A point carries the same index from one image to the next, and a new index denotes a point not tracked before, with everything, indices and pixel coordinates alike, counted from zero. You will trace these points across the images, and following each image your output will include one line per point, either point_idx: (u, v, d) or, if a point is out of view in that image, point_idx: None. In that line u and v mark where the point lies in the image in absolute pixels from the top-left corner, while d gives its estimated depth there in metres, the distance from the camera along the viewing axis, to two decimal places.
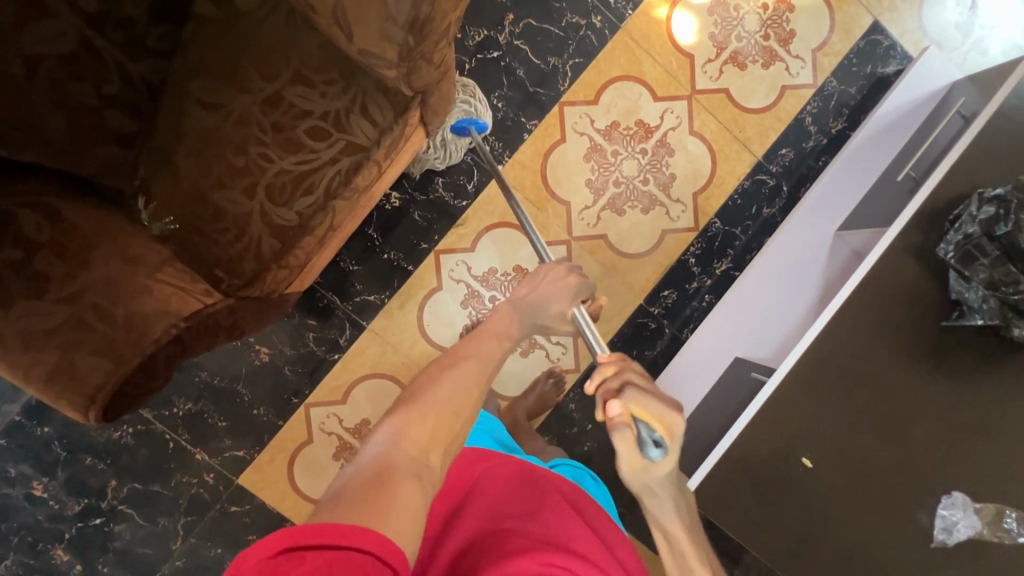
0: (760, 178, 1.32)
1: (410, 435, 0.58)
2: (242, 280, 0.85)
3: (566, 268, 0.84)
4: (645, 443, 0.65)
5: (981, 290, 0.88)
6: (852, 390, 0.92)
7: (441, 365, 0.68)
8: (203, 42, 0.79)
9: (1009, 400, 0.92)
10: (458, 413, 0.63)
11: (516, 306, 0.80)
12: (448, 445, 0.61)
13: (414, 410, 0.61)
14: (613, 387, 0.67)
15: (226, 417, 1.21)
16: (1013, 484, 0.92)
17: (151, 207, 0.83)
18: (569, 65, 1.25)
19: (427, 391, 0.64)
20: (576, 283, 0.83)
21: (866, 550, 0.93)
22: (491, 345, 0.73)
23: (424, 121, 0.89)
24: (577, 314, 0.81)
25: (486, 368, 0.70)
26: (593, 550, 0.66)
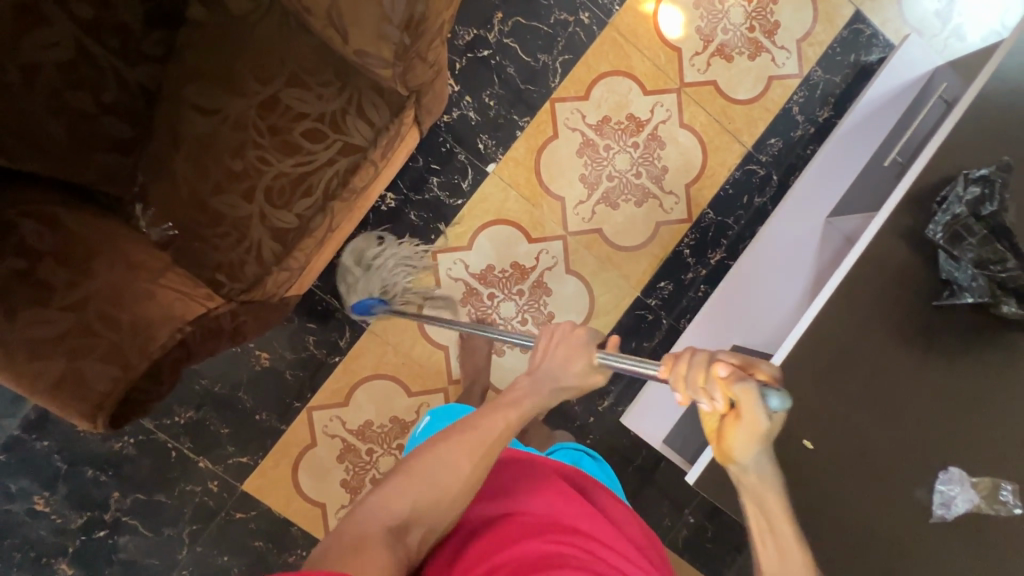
0: (751, 168, 1.34)
1: (387, 510, 0.62)
2: (243, 285, 0.85)
3: (572, 322, 0.75)
4: (768, 401, 0.52)
5: (970, 269, 0.90)
6: (849, 372, 0.94)
7: (439, 438, 0.69)
8: (198, 48, 0.80)
9: (998, 375, 0.95)
10: (447, 490, 0.65)
11: (534, 377, 0.75)
12: (434, 519, 0.63)
13: (403, 478, 0.65)
14: (703, 354, 0.56)
15: (228, 424, 1.20)
16: (1006, 457, 0.94)
17: (149, 214, 0.83)
18: (559, 61, 1.26)
19: (420, 462, 0.67)
20: (585, 334, 0.74)
21: (868, 527, 0.95)
22: (497, 416, 0.71)
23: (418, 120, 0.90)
24: (603, 357, 0.70)
25: (486, 445, 0.68)
26: (604, 526, 0.66)
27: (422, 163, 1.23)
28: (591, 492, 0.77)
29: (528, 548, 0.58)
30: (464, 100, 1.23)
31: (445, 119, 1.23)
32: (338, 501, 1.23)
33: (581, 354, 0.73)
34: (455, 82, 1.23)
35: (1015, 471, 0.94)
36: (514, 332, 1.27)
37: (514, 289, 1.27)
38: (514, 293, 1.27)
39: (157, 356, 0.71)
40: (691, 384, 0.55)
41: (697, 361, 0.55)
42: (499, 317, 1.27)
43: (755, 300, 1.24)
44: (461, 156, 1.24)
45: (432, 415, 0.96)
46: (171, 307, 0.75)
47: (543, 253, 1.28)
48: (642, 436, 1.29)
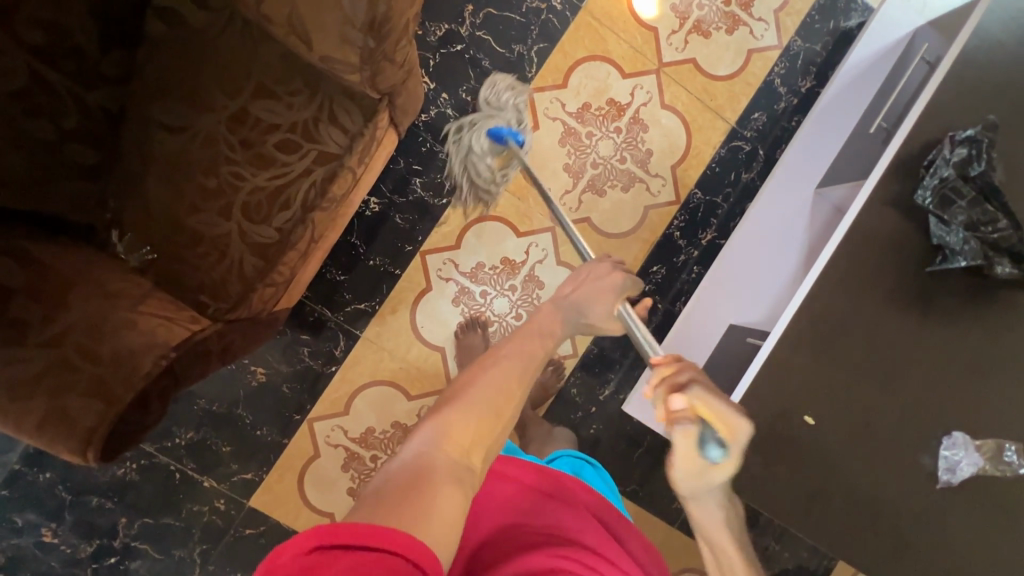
0: (736, 144, 1.32)
1: (450, 437, 0.58)
2: (228, 304, 0.83)
3: (611, 265, 0.86)
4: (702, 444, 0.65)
5: (961, 232, 0.89)
6: (847, 345, 0.93)
7: (488, 363, 0.68)
8: (159, 66, 0.78)
9: (995, 336, 0.94)
10: (502, 414, 0.64)
11: (562, 303, 0.81)
12: (491, 444, 0.62)
13: (458, 402, 0.63)
14: (679, 380, 0.65)
15: (229, 441, 1.20)
16: (1006, 417, 0.95)
17: (126, 239, 0.82)
18: (534, 50, 1.24)
19: (472, 386, 0.65)
20: (620, 280, 0.84)
21: (875, 498, 0.95)
22: (535, 343, 0.74)
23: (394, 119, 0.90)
24: (622, 310, 0.81)
25: (530, 369, 0.70)
26: (606, 544, 0.67)
27: (403, 164, 1.21)
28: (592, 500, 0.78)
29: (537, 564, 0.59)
30: (441, 97, 1.21)
31: (423, 118, 1.21)
32: (346, 510, 1.22)
33: (612, 297, 0.82)
34: (430, 80, 1.21)
35: (1016, 430, 0.94)
36: (510, 328, 1.27)
37: (507, 284, 1.26)
38: (507, 289, 1.26)
39: (143, 384, 0.70)
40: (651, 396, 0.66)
41: (667, 384, 0.65)
42: (493, 314, 1.26)
43: (751, 276, 1.23)
44: (442, 154, 1.22)
45: None
46: (155, 333, 0.74)
47: (532, 246, 1.26)
48: (646, 423, 1.29)
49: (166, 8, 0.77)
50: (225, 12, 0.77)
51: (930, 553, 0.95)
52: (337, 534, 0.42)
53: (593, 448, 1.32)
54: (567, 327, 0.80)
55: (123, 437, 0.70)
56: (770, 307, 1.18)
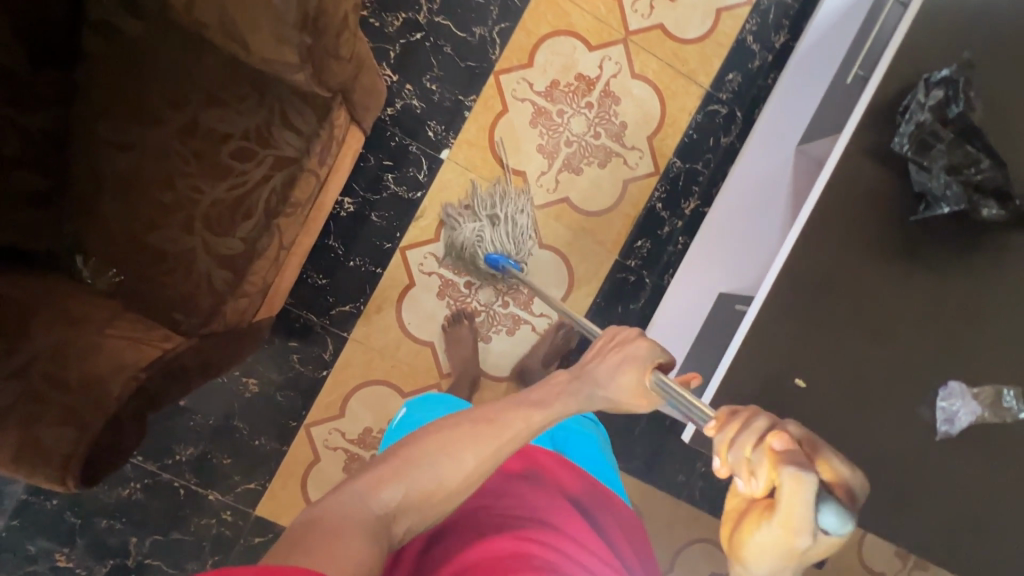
0: (713, 108, 1.29)
1: (377, 498, 0.58)
2: (201, 318, 0.82)
3: (642, 337, 0.72)
4: (819, 504, 0.44)
5: (943, 177, 0.86)
6: (833, 303, 0.91)
7: (449, 427, 0.66)
8: (103, 83, 0.76)
9: (985, 281, 0.92)
10: (441, 486, 0.62)
11: (573, 375, 0.72)
12: (425, 507, 0.61)
13: (402, 461, 0.62)
14: (771, 424, 0.51)
15: (229, 454, 1.21)
16: (1003, 362, 0.93)
17: (91, 263, 0.80)
18: (495, 31, 1.21)
19: (422, 450, 0.64)
20: (648, 348, 0.71)
21: (875, 455, 0.93)
22: (516, 415, 0.68)
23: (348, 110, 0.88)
24: (656, 379, 0.67)
25: (494, 444, 0.65)
26: (571, 520, 0.73)
27: (374, 161, 1.20)
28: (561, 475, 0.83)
29: (503, 545, 0.64)
30: (405, 89, 1.19)
31: (389, 112, 1.19)
32: None
33: (637, 368, 0.69)
34: (392, 72, 1.18)
35: (1013, 374, 0.93)
36: (497, 317, 1.26)
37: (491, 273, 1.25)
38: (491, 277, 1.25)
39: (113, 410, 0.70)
40: (736, 445, 0.50)
41: (759, 429, 0.50)
42: (479, 304, 1.25)
43: (740, 242, 1.19)
44: (412, 147, 1.20)
45: (406, 405, 0.95)
46: (123, 356, 0.73)
47: None
48: None
49: (103, 24, 0.75)
50: (161, 20, 0.75)
51: (934, 506, 0.94)
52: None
53: None
54: (573, 402, 0.71)
55: (97, 463, 0.70)
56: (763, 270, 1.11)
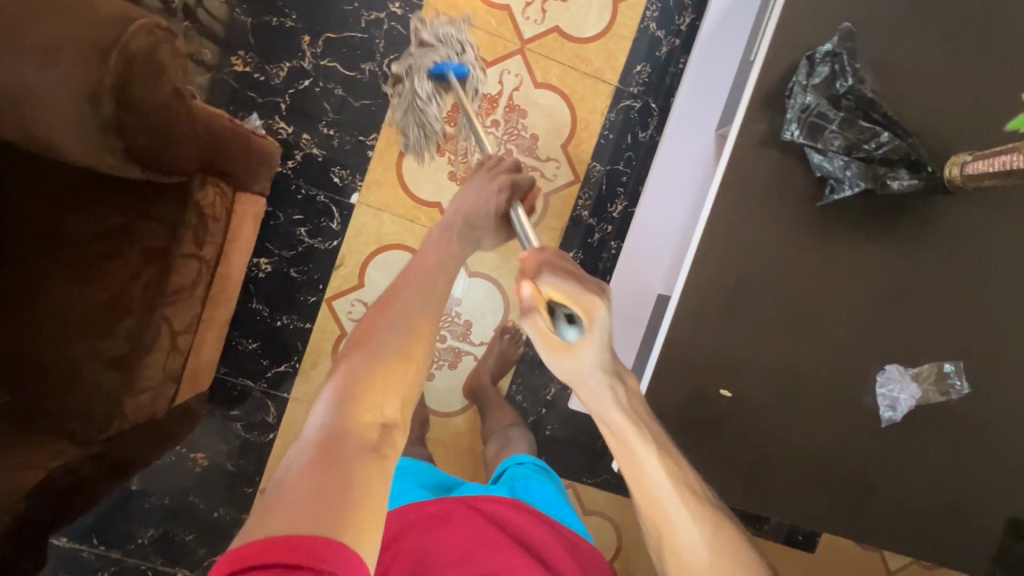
0: (626, 104, 1.24)
1: (357, 401, 0.55)
2: (97, 425, 0.78)
3: (496, 172, 0.87)
4: (551, 326, 0.63)
5: (840, 158, 0.81)
6: (751, 304, 0.86)
7: (384, 323, 0.65)
8: None
9: (911, 256, 0.86)
10: (409, 369, 0.61)
11: (446, 226, 0.84)
12: (405, 392, 0.60)
13: (363, 363, 0.59)
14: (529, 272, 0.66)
15: (190, 529, 1.20)
16: (942, 338, 0.88)
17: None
18: (385, 64, 1.17)
19: (374, 334, 0.63)
20: (506, 187, 0.85)
21: (821, 454, 0.88)
22: (426, 283, 0.73)
23: (217, 176, 0.86)
24: (513, 214, 0.82)
25: (426, 313, 0.69)
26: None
27: (284, 217, 1.17)
28: (521, 529, 0.78)
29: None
30: (303, 139, 1.16)
31: (290, 165, 1.16)
32: None
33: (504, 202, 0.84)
34: (286, 124, 1.15)
35: (954, 348, 0.88)
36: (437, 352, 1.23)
37: None
38: None
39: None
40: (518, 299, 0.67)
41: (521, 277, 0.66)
42: None
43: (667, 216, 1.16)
44: (320, 196, 1.18)
45: None
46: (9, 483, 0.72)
47: None
48: None
49: None
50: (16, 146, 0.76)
51: (890, 496, 0.90)
52: (247, 554, 0.41)
53: (554, 448, 1.28)
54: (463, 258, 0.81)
55: None
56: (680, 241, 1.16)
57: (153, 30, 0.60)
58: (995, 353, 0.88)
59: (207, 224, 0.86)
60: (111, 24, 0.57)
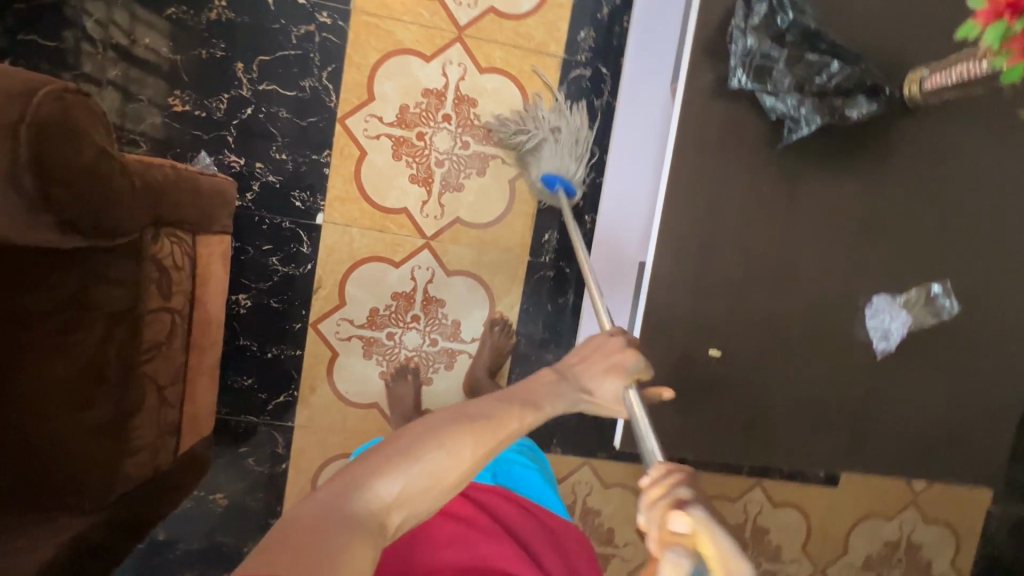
0: (576, 74, 1.20)
1: (370, 490, 0.49)
2: (97, 493, 0.79)
3: (622, 339, 0.73)
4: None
5: (793, 96, 0.79)
6: (727, 260, 0.84)
7: (444, 418, 0.57)
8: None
9: (883, 182, 0.84)
10: (440, 480, 0.53)
11: (561, 376, 0.68)
12: (421, 501, 0.52)
13: (399, 451, 0.53)
14: (683, 496, 0.47)
15: (224, 568, 1.22)
16: (926, 260, 0.86)
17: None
18: (325, 77, 1.14)
19: (426, 430, 0.55)
20: (633, 358, 0.70)
21: (823, 397, 0.87)
22: (511, 410, 0.61)
23: (165, 224, 0.83)
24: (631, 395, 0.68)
25: (492, 436, 0.58)
26: (517, 563, 0.71)
27: (254, 250, 1.16)
28: (507, 518, 0.79)
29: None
30: (256, 168, 1.14)
31: (249, 196, 1.15)
32: None
33: (622, 375, 0.69)
34: (236, 157, 1.13)
35: (939, 268, 0.86)
36: (431, 357, 1.23)
37: (409, 317, 1.22)
38: (411, 321, 1.22)
39: None
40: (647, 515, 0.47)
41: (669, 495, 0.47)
42: (408, 350, 1.22)
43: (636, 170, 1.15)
44: (285, 223, 1.16)
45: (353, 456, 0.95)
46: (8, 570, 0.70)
47: (416, 270, 1.21)
48: None
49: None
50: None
51: (898, 425, 0.89)
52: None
53: (564, 430, 1.29)
54: (559, 402, 0.65)
55: None
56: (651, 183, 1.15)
57: (61, 94, 0.59)
58: (982, 266, 0.86)
59: (169, 276, 0.85)
60: (15, 97, 0.56)
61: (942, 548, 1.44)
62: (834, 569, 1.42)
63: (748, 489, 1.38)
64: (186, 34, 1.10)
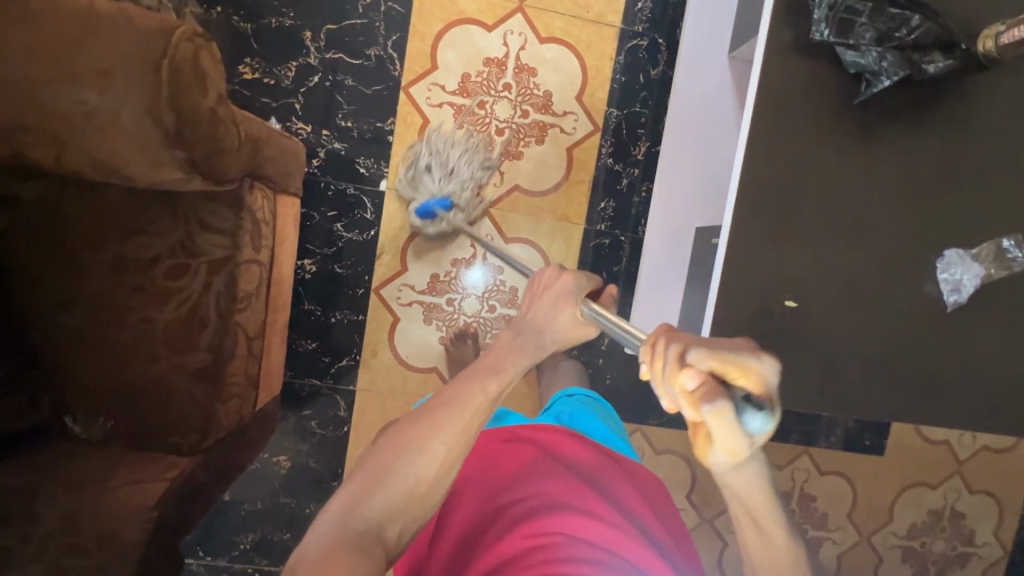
0: (633, 44, 1.22)
1: (352, 519, 0.52)
2: (198, 435, 0.82)
3: (553, 266, 0.64)
4: (743, 415, 0.43)
5: (873, 50, 0.81)
6: (802, 212, 0.86)
7: (407, 422, 0.58)
8: (45, 259, 0.77)
9: (956, 137, 0.86)
10: (420, 481, 0.56)
11: (512, 333, 0.63)
12: (411, 508, 0.55)
13: (373, 471, 0.55)
14: (676, 353, 0.44)
15: (287, 528, 1.25)
16: (996, 214, 0.88)
17: (90, 398, 0.80)
18: (390, 46, 1.16)
19: (389, 450, 0.56)
20: (571, 279, 0.62)
21: (894, 348, 0.90)
22: (473, 387, 0.59)
23: (259, 177, 0.87)
24: (585, 312, 0.60)
25: (461, 420, 0.58)
26: (589, 500, 0.63)
27: (320, 215, 1.19)
28: (575, 456, 0.73)
29: (509, 549, 0.57)
30: (323, 135, 1.17)
31: (315, 162, 1.17)
32: None
33: (568, 303, 0.62)
34: (304, 124, 1.16)
35: (1009, 222, 0.88)
36: (488, 322, 1.25)
37: (468, 283, 1.24)
38: (470, 287, 1.24)
39: None
40: (664, 390, 0.45)
41: (661, 373, 0.45)
42: (467, 316, 1.25)
43: (701, 158, 1.16)
44: (349, 189, 1.19)
45: None
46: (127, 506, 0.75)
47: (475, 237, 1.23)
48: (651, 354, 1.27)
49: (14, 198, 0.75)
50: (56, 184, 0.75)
51: (967, 377, 0.91)
52: None
53: (615, 396, 1.31)
54: (523, 360, 0.61)
55: None
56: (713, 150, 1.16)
57: (193, 37, 0.62)
58: None
59: (260, 227, 0.87)
60: (155, 34, 0.59)
61: (987, 517, 1.46)
62: (878, 537, 1.44)
63: (795, 457, 1.40)
64: (257, 3, 1.13)
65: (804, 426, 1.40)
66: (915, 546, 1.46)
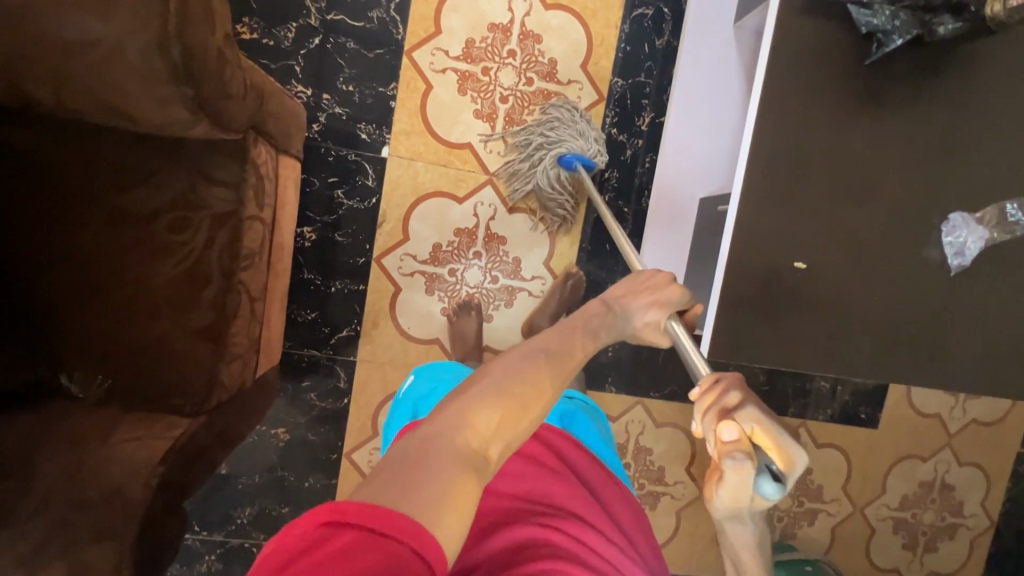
0: (638, 13, 1.21)
1: (466, 429, 0.51)
2: (201, 395, 0.80)
3: (666, 277, 0.76)
4: (758, 480, 0.52)
5: (886, 9, 0.82)
6: (813, 174, 0.86)
7: (520, 355, 0.59)
8: (37, 209, 0.73)
9: (963, 101, 0.87)
10: (527, 413, 0.55)
11: (608, 306, 0.71)
12: (514, 436, 0.55)
13: (489, 388, 0.55)
14: (728, 405, 0.54)
15: (285, 502, 1.23)
16: (999, 178, 0.89)
17: (85, 357, 0.77)
18: (393, 9, 1.14)
19: (503, 374, 0.56)
20: (675, 293, 0.74)
21: (899, 311, 0.90)
22: (572, 341, 0.64)
23: (262, 131, 0.84)
24: (670, 325, 0.71)
25: (561, 370, 0.60)
26: (588, 508, 0.67)
27: (320, 182, 1.16)
28: (580, 465, 0.75)
29: (517, 535, 0.58)
30: (324, 99, 1.14)
31: (316, 127, 1.14)
32: None
33: (663, 309, 0.73)
34: (304, 87, 1.13)
35: (1011, 187, 0.89)
36: (491, 294, 1.24)
37: (471, 253, 1.23)
38: (473, 257, 1.23)
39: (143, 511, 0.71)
40: (705, 424, 0.54)
41: (712, 415, 0.54)
42: (470, 287, 1.23)
43: (706, 129, 1.16)
44: (350, 155, 1.16)
45: (414, 373, 0.95)
46: (137, 459, 0.74)
47: (478, 206, 1.22)
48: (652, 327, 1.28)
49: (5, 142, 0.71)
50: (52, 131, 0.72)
51: (969, 340, 0.92)
52: (343, 511, 0.41)
53: (617, 369, 1.31)
54: (614, 332, 0.69)
55: None
56: (718, 122, 1.15)
57: None
58: None
59: (264, 184, 0.85)
60: None
61: (975, 490, 1.49)
62: (871, 509, 1.47)
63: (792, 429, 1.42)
64: None
65: (801, 399, 1.41)
66: (905, 517, 1.49)
